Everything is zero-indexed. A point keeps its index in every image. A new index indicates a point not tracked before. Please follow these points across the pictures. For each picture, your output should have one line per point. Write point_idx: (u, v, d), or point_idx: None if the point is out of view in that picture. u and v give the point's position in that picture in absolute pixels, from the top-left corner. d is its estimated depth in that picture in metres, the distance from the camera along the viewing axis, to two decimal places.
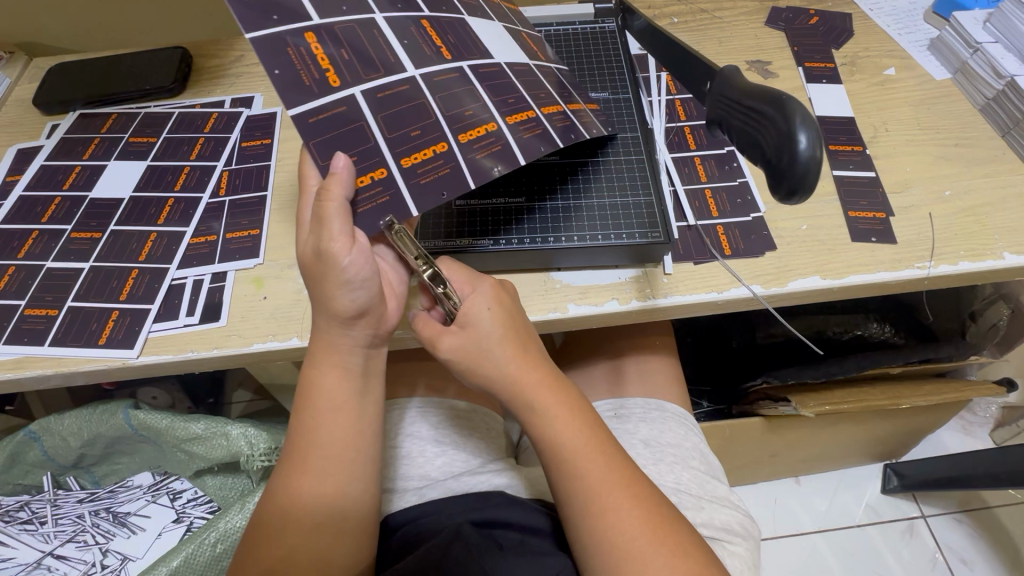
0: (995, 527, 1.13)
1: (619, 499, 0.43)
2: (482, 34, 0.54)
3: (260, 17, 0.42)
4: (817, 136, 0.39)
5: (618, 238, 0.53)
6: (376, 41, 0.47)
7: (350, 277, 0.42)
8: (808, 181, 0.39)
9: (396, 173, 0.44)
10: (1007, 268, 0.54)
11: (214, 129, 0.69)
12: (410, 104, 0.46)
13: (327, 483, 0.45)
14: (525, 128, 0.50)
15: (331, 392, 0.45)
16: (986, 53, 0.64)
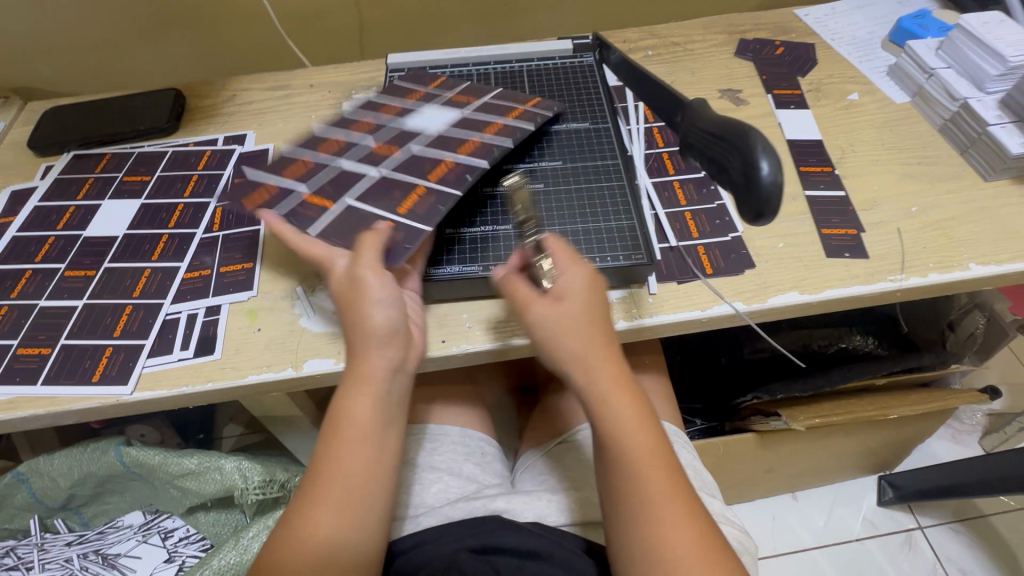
0: (992, 536, 1.14)
1: (674, 512, 0.43)
2: (418, 124, 0.66)
3: (265, 203, 0.61)
4: (779, 164, 0.42)
5: (604, 261, 0.55)
6: (353, 177, 0.63)
7: (383, 296, 0.49)
8: (773, 201, 0.41)
9: (405, 215, 0.56)
10: (974, 278, 0.56)
11: (207, 167, 0.71)
12: (384, 182, 0.61)
13: (349, 509, 0.45)
14: (448, 172, 0.60)
15: (360, 415, 0.47)
16: (939, 78, 0.68)
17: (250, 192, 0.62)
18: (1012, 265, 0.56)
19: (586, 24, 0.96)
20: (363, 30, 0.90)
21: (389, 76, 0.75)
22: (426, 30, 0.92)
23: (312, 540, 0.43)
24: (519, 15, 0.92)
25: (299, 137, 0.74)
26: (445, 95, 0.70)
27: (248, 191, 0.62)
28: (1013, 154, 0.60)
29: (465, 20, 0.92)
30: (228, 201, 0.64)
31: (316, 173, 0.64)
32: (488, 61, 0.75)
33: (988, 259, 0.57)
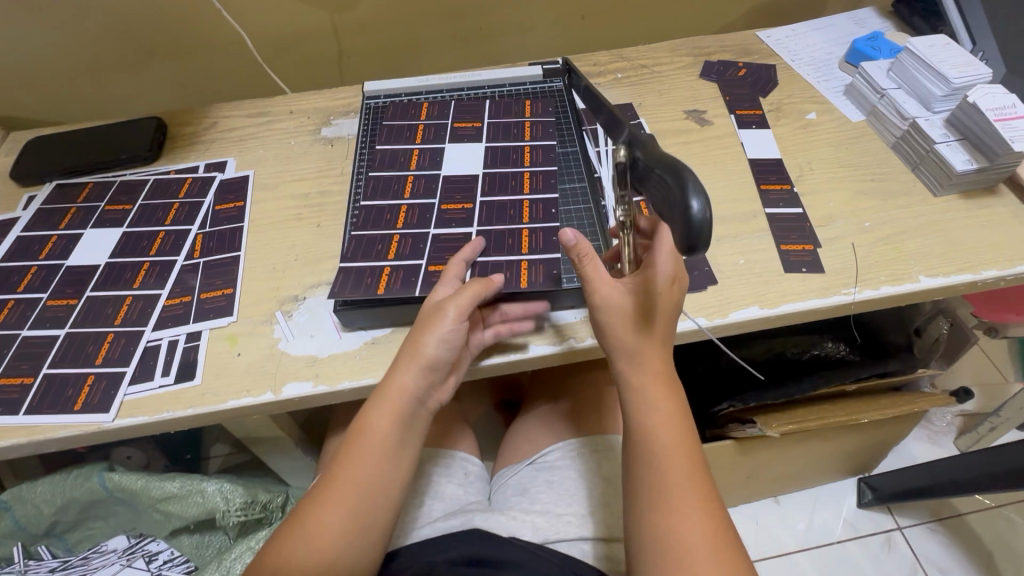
0: (968, 534, 1.17)
1: (690, 505, 0.45)
2: (453, 157, 0.70)
3: (406, 284, 0.57)
4: (707, 201, 0.41)
5: (572, 280, 0.58)
6: (452, 239, 0.62)
7: (453, 336, 0.51)
8: (704, 237, 0.40)
9: (535, 251, 0.59)
10: (924, 289, 0.59)
11: (188, 194, 0.73)
12: (500, 229, 0.62)
13: (354, 512, 0.48)
14: (534, 208, 0.63)
15: (382, 425, 0.50)
16: (890, 98, 0.71)
17: (369, 281, 0.58)
18: (959, 276, 0.59)
19: (559, 46, 0.99)
20: (342, 57, 0.93)
21: (365, 103, 0.77)
22: (404, 56, 0.95)
23: (318, 532, 0.47)
24: (494, 39, 0.95)
25: (279, 163, 0.76)
26: (446, 125, 0.73)
27: (352, 281, 0.58)
28: (958, 171, 0.63)
29: (442, 45, 0.95)
30: (340, 288, 0.57)
31: (398, 245, 0.61)
32: (462, 87, 0.78)
33: (936, 271, 0.60)
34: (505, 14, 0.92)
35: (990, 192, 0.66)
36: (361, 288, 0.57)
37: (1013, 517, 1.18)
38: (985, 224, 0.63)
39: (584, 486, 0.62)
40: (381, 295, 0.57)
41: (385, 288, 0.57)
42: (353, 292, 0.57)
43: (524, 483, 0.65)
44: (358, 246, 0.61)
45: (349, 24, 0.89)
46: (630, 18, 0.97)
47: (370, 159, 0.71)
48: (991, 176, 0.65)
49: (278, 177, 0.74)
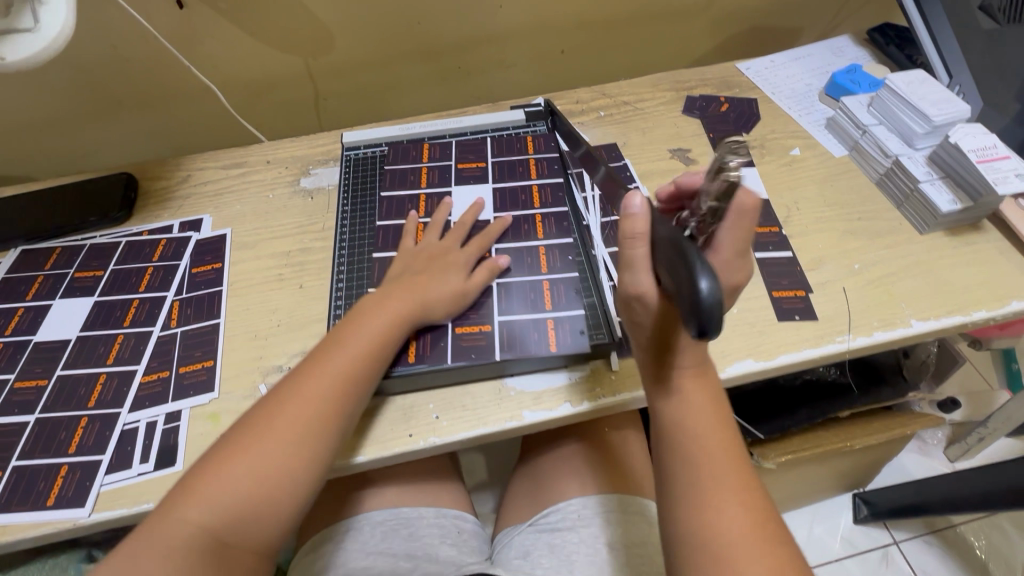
0: (962, 545, 1.18)
1: (729, 499, 0.44)
2: (460, 201, 0.69)
3: (436, 350, 0.56)
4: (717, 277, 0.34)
5: (565, 346, 0.56)
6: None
7: (449, 302, 0.57)
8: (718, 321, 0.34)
9: (559, 308, 0.59)
10: (916, 333, 0.59)
11: (162, 257, 0.70)
12: (522, 281, 0.61)
13: (331, 403, 0.50)
14: (549, 256, 0.63)
15: (373, 330, 0.53)
16: (873, 135, 0.71)
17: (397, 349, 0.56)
18: (950, 318, 0.60)
19: (540, 80, 0.98)
20: (320, 100, 0.91)
21: (344, 155, 0.77)
22: (383, 95, 0.93)
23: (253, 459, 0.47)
24: (474, 76, 0.94)
25: (257, 218, 0.74)
26: (449, 167, 0.72)
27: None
28: (943, 211, 0.64)
29: (421, 84, 0.93)
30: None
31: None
32: (445, 134, 0.77)
33: (927, 315, 0.60)
34: (484, 52, 0.91)
35: (974, 228, 0.67)
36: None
37: (1004, 526, 1.18)
38: (972, 263, 0.64)
39: (587, 553, 0.61)
40: (412, 364, 0.55)
41: (416, 356, 0.56)
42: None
43: (527, 547, 0.65)
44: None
45: (325, 68, 0.87)
46: (610, 51, 0.97)
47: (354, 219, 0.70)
48: (975, 214, 0.65)
49: (256, 234, 0.72)
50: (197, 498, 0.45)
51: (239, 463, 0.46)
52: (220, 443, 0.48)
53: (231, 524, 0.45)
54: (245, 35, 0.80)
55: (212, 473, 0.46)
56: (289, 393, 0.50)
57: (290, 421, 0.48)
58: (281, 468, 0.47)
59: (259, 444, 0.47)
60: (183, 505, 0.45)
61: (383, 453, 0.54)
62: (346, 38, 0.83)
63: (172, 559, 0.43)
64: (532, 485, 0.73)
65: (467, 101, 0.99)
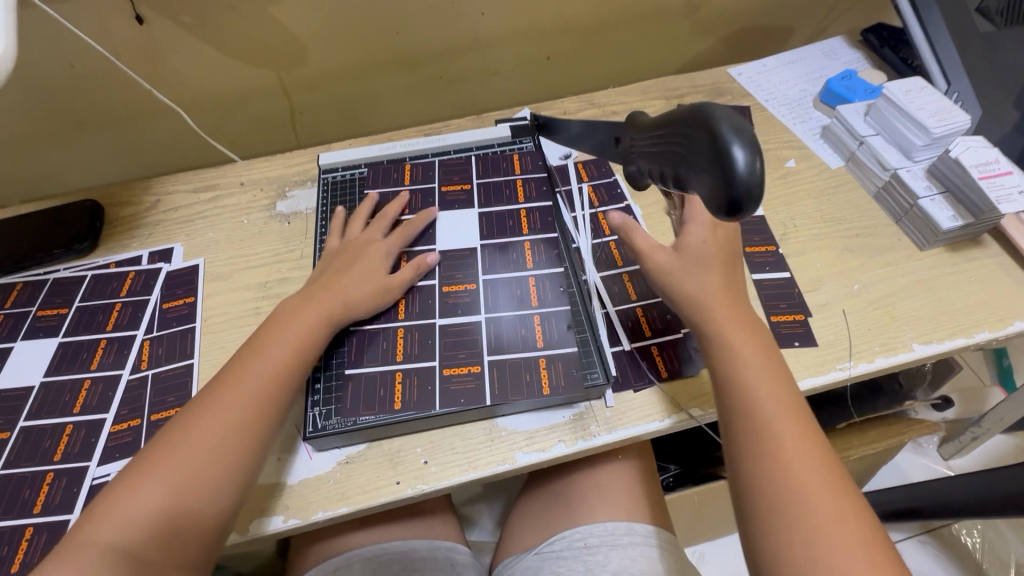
0: (956, 544, 1.19)
1: (796, 447, 0.45)
2: (446, 226, 0.65)
3: (423, 395, 0.54)
4: (750, 146, 0.34)
5: (558, 388, 0.54)
6: (460, 330, 0.57)
7: (372, 289, 0.57)
8: (756, 190, 0.33)
9: (551, 345, 0.56)
10: (919, 357, 0.58)
11: (131, 292, 0.66)
12: (511, 315, 0.58)
13: (247, 411, 0.49)
14: (540, 288, 0.60)
15: (291, 335, 0.53)
16: (870, 147, 0.69)
17: (383, 393, 0.54)
18: (953, 341, 0.58)
19: (526, 88, 0.95)
20: (295, 114, 0.87)
21: (320, 178, 0.73)
22: (362, 107, 0.90)
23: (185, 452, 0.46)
24: (457, 85, 0.90)
25: (231, 247, 0.70)
26: (433, 190, 0.69)
27: (365, 394, 0.54)
28: (944, 229, 0.62)
29: (402, 95, 0.89)
30: (351, 404, 0.53)
31: (404, 343, 0.57)
32: (427, 153, 0.73)
33: (929, 338, 0.58)
34: (467, 61, 0.87)
35: (975, 243, 0.65)
36: (374, 403, 0.53)
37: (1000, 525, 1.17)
38: (974, 280, 0.62)
39: None
40: (398, 411, 0.53)
41: (403, 402, 0.53)
42: (368, 409, 0.53)
43: None
44: (362, 347, 0.56)
45: (299, 81, 0.83)
46: (598, 55, 0.93)
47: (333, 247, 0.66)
48: (977, 229, 0.63)
49: (231, 264, 0.68)
50: (107, 518, 0.43)
51: (151, 480, 0.45)
52: (131, 465, 0.46)
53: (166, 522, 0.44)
54: (211, 49, 0.75)
55: (123, 494, 0.44)
56: (201, 407, 0.49)
57: (207, 429, 0.47)
58: (198, 481, 0.45)
59: (171, 461, 0.46)
60: (94, 530, 0.43)
61: (368, 504, 0.51)
62: (321, 50, 0.79)
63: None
64: (532, 511, 0.71)
65: (451, 110, 0.95)
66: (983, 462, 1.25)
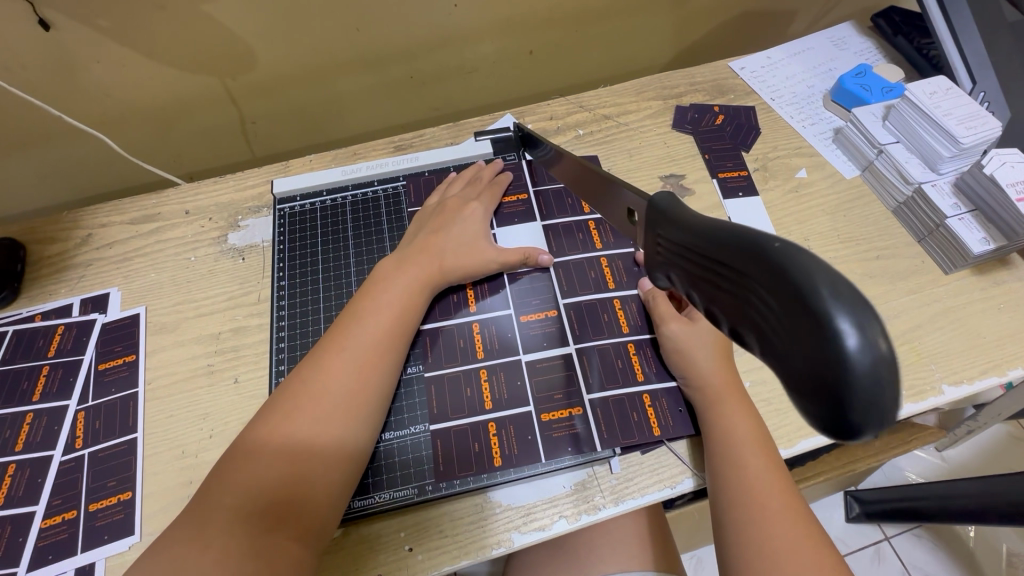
0: (952, 538, 1.10)
1: (780, 511, 0.41)
2: (517, 242, 0.60)
3: (525, 446, 0.49)
4: (876, 329, 0.19)
5: (560, 460, 0.49)
6: (551, 365, 0.53)
7: (472, 259, 0.55)
8: (893, 413, 0.19)
9: (653, 379, 0.53)
10: (947, 400, 0.53)
11: (60, 352, 0.57)
12: (604, 345, 0.54)
13: (356, 374, 0.45)
14: (630, 313, 0.56)
15: (390, 302, 0.50)
16: (890, 156, 0.62)
17: (478, 448, 0.49)
18: (985, 381, 0.53)
19: (505, 85, 0.85)
20: (247, 123, 0.77)
21: (277, 209, 0.65)
22: (325, 113, 0.80)
23: (312, 393, 0.43)
24: (429, 85, 0.80)
25: (177, 291, 0.61)
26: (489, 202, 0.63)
27: (457, 452, 0.49)
28: (975, 253, 0.56)
29: (367, 97, 0.79)
30: (447, 464, 0.49)
31: (490, 386, 0.52)
32: (399, 175, 0.66)
33: (958, 377, 0.53)
34: (440, 59, 0.77)
35: (1002, 264, 0.59)
36: (472, 461, 0.49)
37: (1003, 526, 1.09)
38: (1002, 308, 0.57)
39: None
40: (500, 468, 0.49)
41: (503, 457, 0.49)
42: (465, 469, 0.49)
43: None
44: (442, 394, 0.52)
45: (247, 87, 0.72)
46: (586, 47, 0.84)
47: (296, 288, 0.60)
48: (1007, 251, 0.58)
49: (178, 312, 0.59)
50: (232, 481, 0.39)
51: (267, 441, 0.41)
52: (246, 431, 0.43)
53: (288, 482, 0.40)
54: (140, 56, 0.64)
55: (240, 456, 0.41)
56: (305, 370, 0.45)
57: (332, 375, 0.44)
58: (321, 443, 0.42)
59: (289, 421, 0.42)
60: (213, 492, 0.39)
61: None
62: (271, 54, 0.68)
63: (206, 550, 0.36)
64: (533, 559, 0.65)
65: (424, 111, 0.85)
66: (974, 451, 1.23)
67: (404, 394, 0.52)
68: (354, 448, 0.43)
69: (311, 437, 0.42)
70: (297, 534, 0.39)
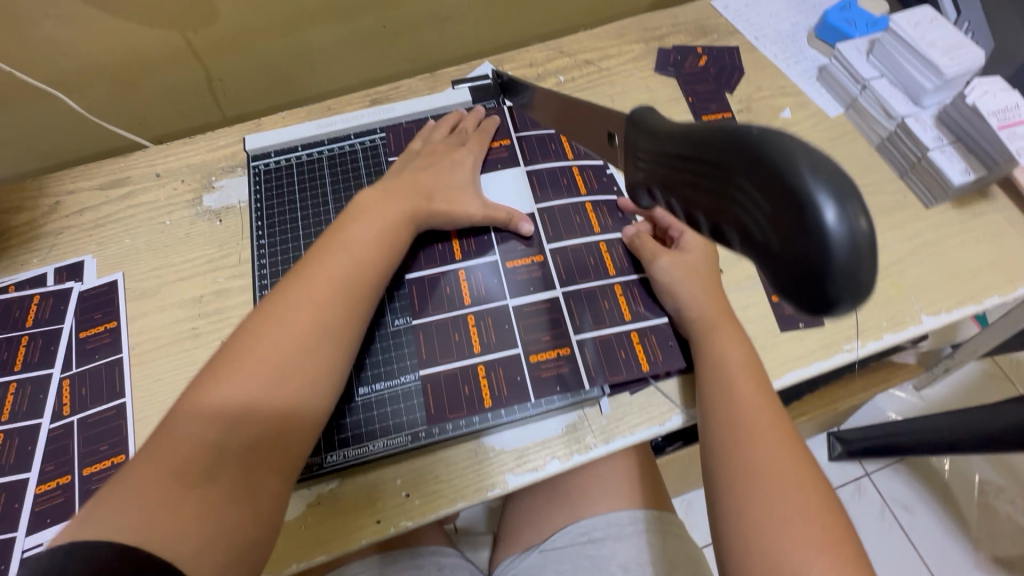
0: (926, 469, 1.14)
1: (769, 435, 0.42)
2: (504, 187, 0.59)
3: (515, 387, 0.50)
4: (853, 205, 0.19)
5: (547, 402, 0.49)
6: (540, 309, 0.53)
7: (456, 205, 0.54)
8: (868, 288, 0.20)
9: (640, 317, 0.53)
10: (926, 329, 0.54)
11: (39, 321, 0.56)
12: (590, 287, 0.54)
13: (334, 316, 0.44)
14: (615, 256, 0.56)
15: (359, 241, 0.48)
16: (874, 92, 0.62)
17: (469, 392, 0.50)
18: (962, 310, 0.54)
19: (481, 34, 0.82)
20: (214, 80, 0.74)
21: (250, 167, 0.63)
22: (294, 67, 0.76)
23: (282, 331, 0.41)
24: (403, 35, 0.77)
25: (154, 256, 0.60)
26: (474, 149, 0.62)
27: (447, 394, 0.50)
28: (956, 184, 0.56)
29: (338, 50, 0.76)
30: (437, 408, 0.49)
31: (478, 331, 0.52)
32: (375, 128, 0.64)
33: (938, 308, 0.54)
34: (411, 7, 0.73)
35: (982, 196, 0.60)
36: (462, 403, 0.49)
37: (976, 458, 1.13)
38: (980, 239, 0.58)
39: None
40: (491, 410, 0.49)
41: (493, 398, 0.49)
42: (456, 412, 0.49)
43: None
44: (431, 341, 0.52)
45: (210, 41, 0.69)
46: None
47: (276, 246, 0.58)
48: (986, 182, 0.58)
49: (157, 277, 0.58)
50: (195, 418, 0.37)
51: (238, 382, 0.39)
52: (207, 366, 0.40)
53: (262, 422, 0.38)
54: (93, 9, 0.60)
55: (202, 400, 0.38)
56: (275, 311, 0.43)
57: (303, 314, 0.42)
58: (301, 383, 0.41)
59: (257, 358, 0.40)
60: (173, 432, 0.36)
61: (351, 549, 0.45)
62: (233, 4, 0.65)
63: (184, 501, 0.34)
64: (527, 505, 0.67)
65: (399, 64, 0.82)
66: (951, 389, 1.27)
67: (391, 343, 0.52)
68: (331, 389, 0.42)
69: (285, 376, 0.40)
70: (281, 471, 0.39)
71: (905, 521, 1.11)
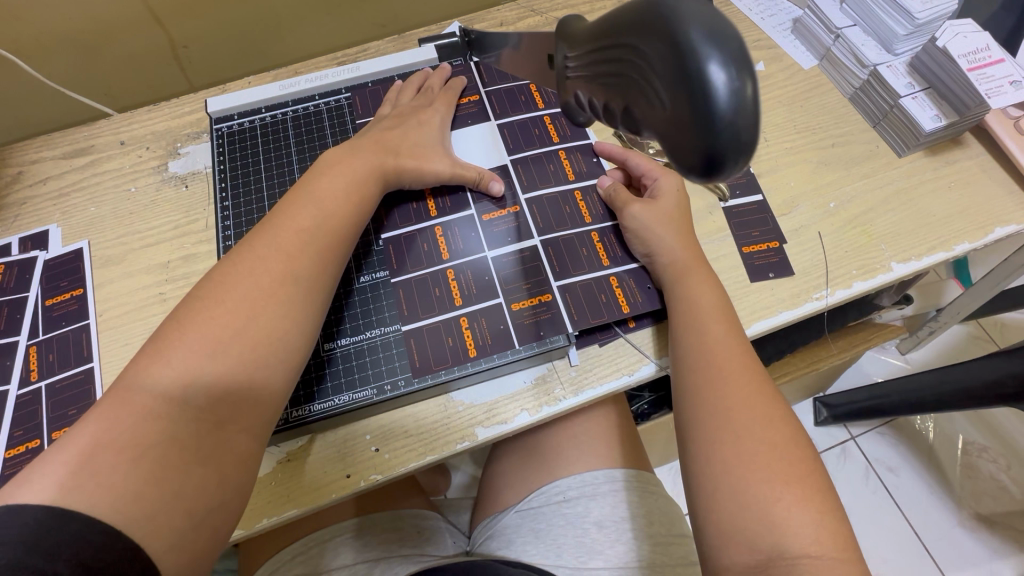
0: (909, 430, 1.15)
1: (738, 376, 0.42)
2: (475, 142, 0.59)
3: (498, 336, 0.50)
4: (738, 71, 0.24)
5: (517, 352, 0.49)
6: (515, 260, 0.53)
7: (426, 158, 0.54)
8: (750, 143, 0.25)
9: (617, 263, 0.53)
10: (896, 277, 0.54)
11: (4, 290, 0.55)
12: (567, 236, 0.54)
13: (304, 273, 0.43)
14: (590, 204, 0.56)
15: (327, 199, 0.47)
16: (846, 41, 0.61)
17: (452, 343, 0.50)
18: (932, 257, 0.54)
19: None
20: (177, 46, 0.72)
21: (214, 130, 0.62)
22: (260, 31, 0.75)
23: (249, 287, 0.41)
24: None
25: (119, 223, 0.59)
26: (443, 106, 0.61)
27: (431, 348, 0.50)
28: (926, 130, 0.56)
29: (305, 14, 0.74)
30: (422, 359, 0.49)
31: (458, 285, 0.52)
32: (341, 88, 0.63)
33: (908, 255, 0.54)
34: None
35: (955, 144, 0.60)
36: (446, 354, 0.49)
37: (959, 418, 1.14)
38: (952, 186, 0.57)
39: (573, 534, 0.56)
40: (474, 358, 0.49)
41: (477, 348, 0.49)
42: (441, 363, 0.49)
43: (509, 534, 0.60)
44: (411, 296, 0.51)
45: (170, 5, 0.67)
46: None
47: (243, 209, 0.58)
48: (958, 128, 0.58)
49: (123, 244, 0.58)
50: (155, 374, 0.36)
51: (196, 338, 0.38)
52: (166, 323, 0.39)
53: (229, 378, 0.38)
54: None
55: (155, 360, 0.37)
56: (236, 269, 0.42)
57: (271, 270, 0.42)
58: (271, 338, 0.40)
59: (223, 312, 0.39)
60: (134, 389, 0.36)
61: (321, 504, 0.46)
62: None
63: (140, 464, 0.33)
64: (508, 466, 0.68)
65: (369, 29, 0.80)
66: (936, 352, 1.28)
67: (370, 298, 0.52)
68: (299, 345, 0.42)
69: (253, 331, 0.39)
70: (245, 433, 0.38)
71: (889, 482, 1.12)
